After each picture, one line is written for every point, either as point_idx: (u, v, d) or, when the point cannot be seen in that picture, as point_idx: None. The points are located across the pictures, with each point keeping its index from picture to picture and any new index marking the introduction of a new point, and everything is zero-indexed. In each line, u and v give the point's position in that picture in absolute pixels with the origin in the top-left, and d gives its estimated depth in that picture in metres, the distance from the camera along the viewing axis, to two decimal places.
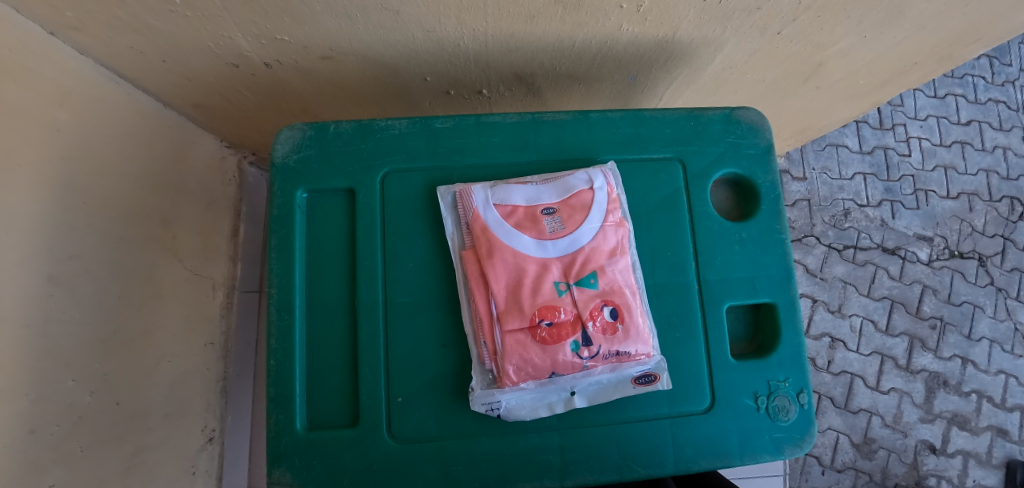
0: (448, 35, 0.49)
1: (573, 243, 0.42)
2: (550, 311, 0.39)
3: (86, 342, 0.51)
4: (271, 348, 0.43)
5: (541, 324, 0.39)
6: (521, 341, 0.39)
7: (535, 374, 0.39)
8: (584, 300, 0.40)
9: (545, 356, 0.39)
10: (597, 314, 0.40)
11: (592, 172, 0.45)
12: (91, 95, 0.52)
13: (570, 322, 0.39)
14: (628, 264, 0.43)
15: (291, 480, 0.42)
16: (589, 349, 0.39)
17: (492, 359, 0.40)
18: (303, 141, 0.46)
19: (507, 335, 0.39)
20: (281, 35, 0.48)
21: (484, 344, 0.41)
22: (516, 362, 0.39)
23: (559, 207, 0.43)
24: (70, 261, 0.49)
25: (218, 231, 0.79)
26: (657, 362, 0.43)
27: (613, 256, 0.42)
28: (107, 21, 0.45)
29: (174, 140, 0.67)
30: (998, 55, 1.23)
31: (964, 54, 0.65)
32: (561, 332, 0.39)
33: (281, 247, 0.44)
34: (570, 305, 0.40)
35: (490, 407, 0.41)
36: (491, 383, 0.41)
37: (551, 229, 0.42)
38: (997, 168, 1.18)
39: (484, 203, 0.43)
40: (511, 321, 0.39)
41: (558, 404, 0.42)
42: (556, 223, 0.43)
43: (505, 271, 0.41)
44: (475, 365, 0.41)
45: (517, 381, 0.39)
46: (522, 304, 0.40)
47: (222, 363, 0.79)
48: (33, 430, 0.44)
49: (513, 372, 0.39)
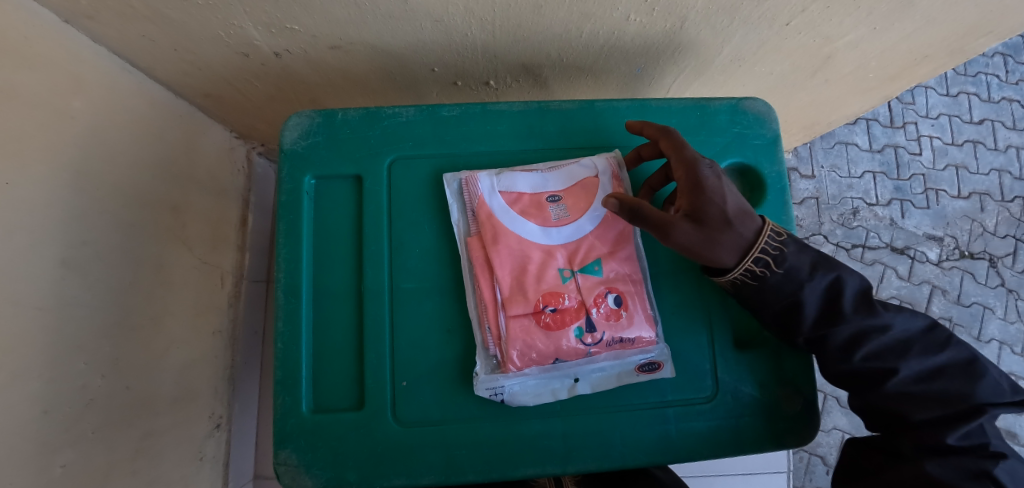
0: (456, 24, 0.50)
1: (578, 231, 0.43)
2: (552, 295, 0.40)
3: (97, 326, 0.53)
4: (277, 331, 0.43)
5: (545, 310, 0.40)
6: (525, 326, 0.40)
7: (538, 360, 0.40)
8: (585, 286, 0.41)
9: (547, 342, 0.39)
10: (600, 301, 0.40)
11: (595, 160, 0.45)
12: (105, 84, 0.53)
13: (573, 309, 0.40)
14: (631, 253, 0.43)
15: (297, 462, 0.43)
16: (592, 336, 0.40)
17: (495, 345, 0.41)
18: (311, 128, 0.46)
19: (511, 320, 0.40)
20: (291, 25, 0.48)
21: (488, 330, 0.41)
22: (519, 347, 0.39)
23: (564, 194, 0.44)
24: (84, 246, 0.50)
25: (227, 221, 0.80)
26: (658, 350, 0.43)
27: (614, 245, 0.43)
28: (120, 10, 0.46)
29: (185, 130, 0.68)
30: (1012, 54, 1.21)
31: (976, 48, 0.64)
32: (565, 317, 0.40)
33: (288, 231, 0.45)
34: (572, 290, 0.41)
35: (494, 392, 0.41)
36: (495, 368, 0.42)
37: (555, 218, 0.43)
38: (1009, 168, 1.16)
39: (490, 190, 0.44)
40: (515, 306, 0.40)
41: (561, 391, 0.42)
42: (561, 210, 0.43)
43: (510, 258, 0.42)
44: (479, 351, 0.42)
45: (520, 366, 0.40)
46: (524, 289, 0.41)
47: (230, 351, 0.80)
48: (46, 411, 0.46)
49: (516, 357, 0.39)
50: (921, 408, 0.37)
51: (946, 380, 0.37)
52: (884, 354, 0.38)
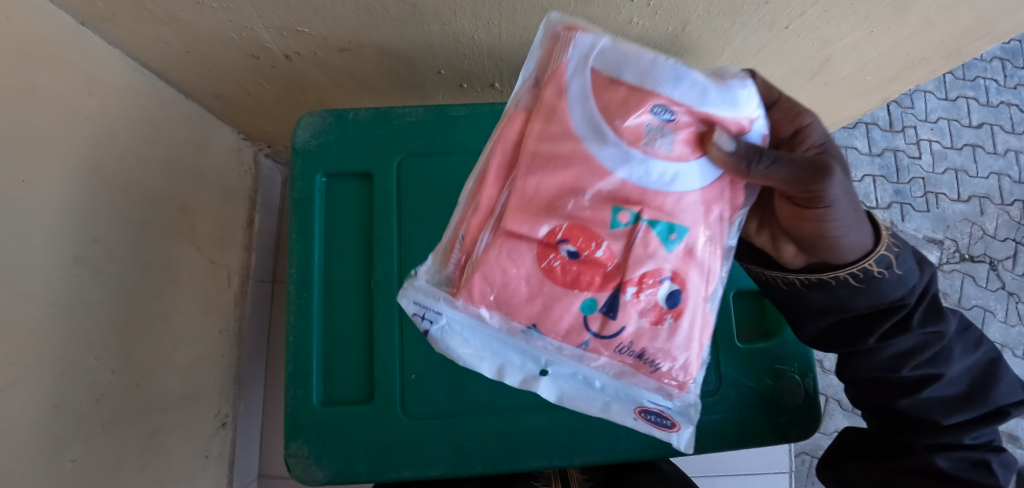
0: (463, 28, 0.51)
1: (677, 175, 0.26)
2: (580, 225, 0.26)
3: (108, 322, 0.53)
4: (290, 325, 0.45)
5: (558, 247, 0.26)
6: (512, 247, 0.27)
7: (502, 304, 0.27)
8: (636, 252, 0.26)
9: (522, 270, 0.27)
10: (649, 286, 0.26)
11: (751, 96, 0.25)
12: (118, 85, 0.54)
13: (597, 268, 0.27)
14: (715, 243, 0.27)
15: (307, 453, 0.43)
16: (602, 324, 0.27)
17: (460, 260, 0.28)
18: (323, 128, 0.47)
19: (504, 236, 0.27)
20: (302, 27, 0.49)
21: (466, 232, 0.28)
22: (486, 273, 0.27)
23: (682, 112, 0.25)
24: (96, 243, 0.51)
25: (234, 221, 0.81)
26: (678, 404, 0.30)
27: (699, 210, 0.26)
28: (136, 13, 0.47)
29: (195, 131, 0.69)
30: (1011, 58, 1.22)
31: (972, 50, 0.65)
32: (579, 276, 0.27)
33: (300, 228, 0.46)
34: (613, 240, 0.26)
35: (420, 311, 0.28)
36: (444, 284, 0.28)
37: (645, 143, 0.25)
38: (1008, 172, 1.17)
39: (581, 52, 0.27)
40: (517, 221, 0.26)
41: (509, 372, 0.31)
42: (663, 136, 0.25)
43: (550, 159, 0.26)
44: (438, 250, 0.29)
45: (478, 298, 0.27)
46: (555, 181, 0.26)
47: (236, 350, 0.81)
48: (58, 406, 0.46)
49: (477, 286, 0.27)
50: (949, 412, 0.36)
51: (970, 375, 0.37)
52: (934, 362, 0.35)
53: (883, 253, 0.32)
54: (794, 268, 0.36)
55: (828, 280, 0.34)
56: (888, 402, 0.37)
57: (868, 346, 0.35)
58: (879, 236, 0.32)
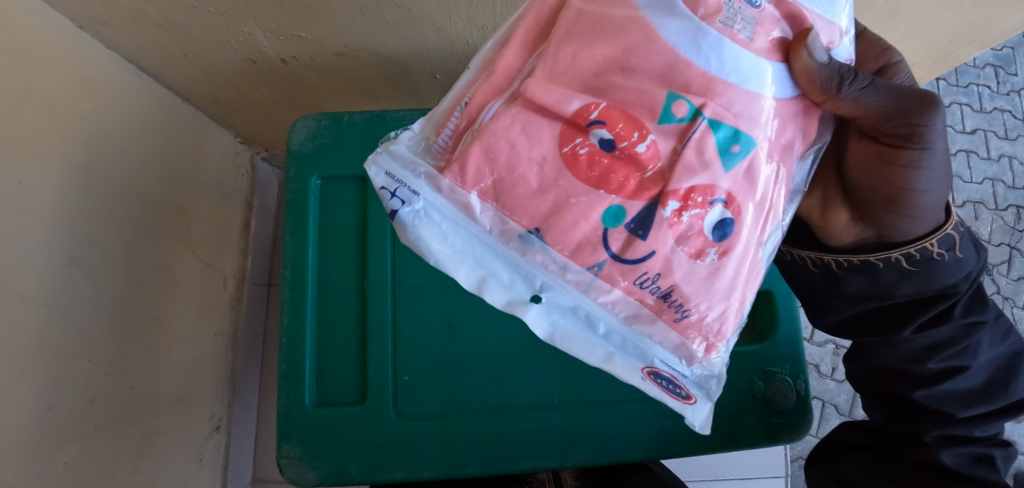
0: (458, 33, 0.51)
1: (755, 67, 0.23)
2: (624, 114, 0.23)
3: (103, 325, 0.54)
4: (283, 326, 0.45)
5: (591, 139, 0.23)
6: (523, 121, 0.24)
7: (497, 184, 0.24)
8: (686, 157, 0.23)
9: (535, 151, 0.24)
10: (695, 204, 0.23)
11: (841, 7, 0.25)
12: (115, 88, 0.54)
13: (632, 170, 0.24)
14: (780, 176, 0.25)
15: (300, 455, 0.43)
16: (625, 236, 0.24)
17: (455, 134, 0.27)
18: (318, 131, 0.47)
19: (518, 108, 0.24)
20: (298, 32, 0.50)
21: (468, 108, 0.26)
22: (484, 146, 0.24)
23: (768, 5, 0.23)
24: (92, 245, 0.52)
25: (231, 224, 0.81)
26: (696, 374, 0.29)
27: (769, 119, 0.24)
28: (135, 17, 0.47)
29: (192, 134, 0.69)
30: (1003, 65, 1.23)
31: (961, 56, 0.66)
32: (609, 174, 0.24)
33: (295, 230, 0.46)
34: (660, 137, 0.23)
35: (393, 181, 0.25)
36: (432, 160, 0.27)
37: (722, 21, 0.22)
38: (1002, 177, 1.18)
39: None
40: (546, 94, 0.23)
41: (489, 287, 0.28)
42: (748, 19, 0.23)
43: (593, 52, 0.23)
44: (432, 121, 0.27)
45: (472, 177, 0.24)
46: (598, 54, 0.23)
47: (231, 353, 0.81)
48: (51, 407, 0.46)
49: (472, 163, 0.24)
50: (965, 406, 0.35)
51: (992, 367, 0.35)
52: (958, 354, 0.34)
53: (950, 231, 0.32)
54: (842, 248, 0.37)
55: (876, 263, 0.34)
56: (902, 394, 0.37)
57: (902, 338, 0.35)
58: (949, 215, 0.33)
